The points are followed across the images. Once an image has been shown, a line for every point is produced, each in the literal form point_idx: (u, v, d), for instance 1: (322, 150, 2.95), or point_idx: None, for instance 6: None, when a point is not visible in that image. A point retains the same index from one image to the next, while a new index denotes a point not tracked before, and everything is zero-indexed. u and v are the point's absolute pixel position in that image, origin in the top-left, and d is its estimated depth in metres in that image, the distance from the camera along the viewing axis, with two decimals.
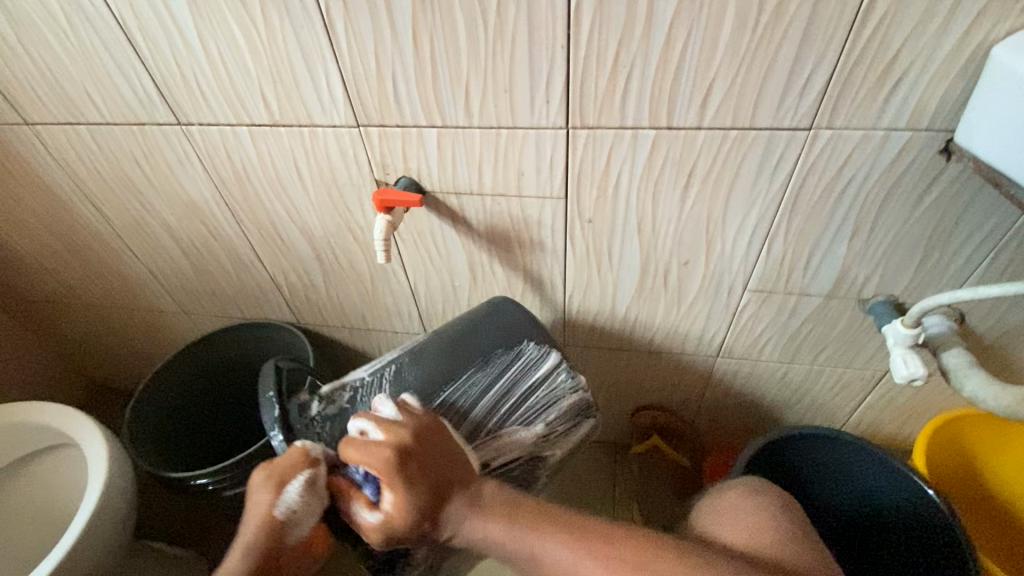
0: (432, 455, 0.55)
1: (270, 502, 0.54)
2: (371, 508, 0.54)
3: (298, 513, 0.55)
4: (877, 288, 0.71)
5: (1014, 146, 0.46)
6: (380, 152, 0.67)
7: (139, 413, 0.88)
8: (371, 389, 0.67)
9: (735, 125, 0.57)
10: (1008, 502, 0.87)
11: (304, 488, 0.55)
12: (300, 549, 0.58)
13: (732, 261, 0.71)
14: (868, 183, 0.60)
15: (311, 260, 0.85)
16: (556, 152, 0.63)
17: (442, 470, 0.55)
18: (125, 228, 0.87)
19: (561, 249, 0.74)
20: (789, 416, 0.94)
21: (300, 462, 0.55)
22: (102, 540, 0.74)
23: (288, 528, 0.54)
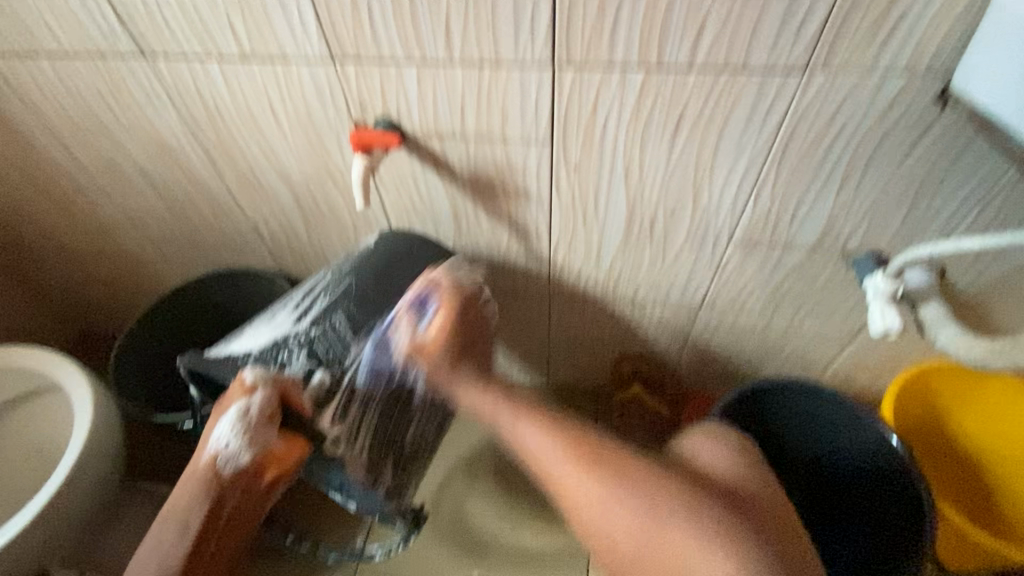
0: (465, 314, 0.73)
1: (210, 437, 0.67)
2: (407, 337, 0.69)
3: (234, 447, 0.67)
4: (862, 241, 0.70)
5: (1014, 91, 0.44)
6: (357, 90, 0.64)
7: (122, 359, 0.89)
8: (327, 337, 0.67)
9: (726, 67, 0.55)
10: (968, 450, 0.91)
11: (238, 414, 0.65)
12: (253, 474, 0.68)
13: (719, 210, 0.70)
14: (861, 131, 0.59)
15: (292, 206, 0.83)
16: (542, 93, 0.60)
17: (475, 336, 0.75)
18: (96, 170, 0.84)
19: (547, 198, 0.73)
20: (768, 367, 0.96)
21: (237, 391, 0.65)
22: (92, 480, 0.76)
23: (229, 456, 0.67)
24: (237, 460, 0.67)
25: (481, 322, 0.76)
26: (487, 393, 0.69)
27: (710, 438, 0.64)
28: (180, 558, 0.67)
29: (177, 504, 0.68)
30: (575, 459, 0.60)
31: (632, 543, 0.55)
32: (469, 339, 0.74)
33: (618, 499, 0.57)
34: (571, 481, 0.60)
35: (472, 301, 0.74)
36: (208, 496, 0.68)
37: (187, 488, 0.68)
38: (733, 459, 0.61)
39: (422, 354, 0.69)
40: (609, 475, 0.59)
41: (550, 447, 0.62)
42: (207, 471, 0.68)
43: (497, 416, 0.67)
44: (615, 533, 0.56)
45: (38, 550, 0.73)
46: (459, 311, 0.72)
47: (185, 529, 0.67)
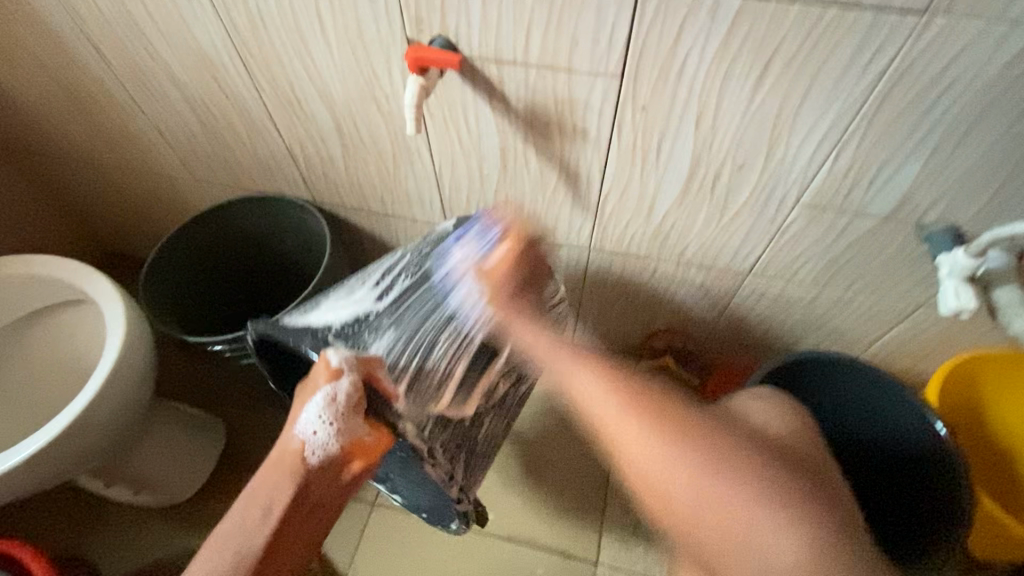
0: (522, 253, 0.64)
1: (295, 425, 0.60)
2: (474, 261, 0.65)
3: (326, 431, 0.59)
4: (941, 214, 0.65)
5: None
6: (414, 2, 0.58)
7: (151, 278, 0.87)
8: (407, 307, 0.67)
9: (837, 1, 0.49)
10: (1005, 443, 0.88)
11: (326, 401, 0.57)
12: (337, 466, 0.61)
13: (792, 168, 0.65)
14: (973, 87, 0.53)
15: (330, 130, 0.78)
16: (620, 19, 0.54)
17: (539, 270, 0.67)
18: (127, 76, 0.80)
19: (605, 140, 0.68)
20: (807, 341, 0.93)
21: (324, 373, 0.58)
22: (124, 394, 0.76)
23: (319, 446, 0.60)
24: (329, 448, 0.60)
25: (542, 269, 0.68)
26: (535, 330, 0.62)
27: (763, 410, 0.60)
28: (264, 546, 0.58)
29: (264, 486, 0.61)
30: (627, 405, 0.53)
31: (683, 489, 0.49)
32: (534, 272, 0.66)
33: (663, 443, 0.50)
34: (617, 426, 0.52)
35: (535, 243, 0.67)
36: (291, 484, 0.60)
37: (268, 480, 0.61)
38: (784, 416, 0.60)
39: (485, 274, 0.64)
40: (664, 428, 0.51)
41: (597, 389, 0.55)
42: (295, 459, 0.60)
43: (535, 351, 0.61)
44: (657, 479, 0.50)
45: (74, 458, 0.74)
46: (523, 249, 0.64)
47: (268, 516, 0.60)
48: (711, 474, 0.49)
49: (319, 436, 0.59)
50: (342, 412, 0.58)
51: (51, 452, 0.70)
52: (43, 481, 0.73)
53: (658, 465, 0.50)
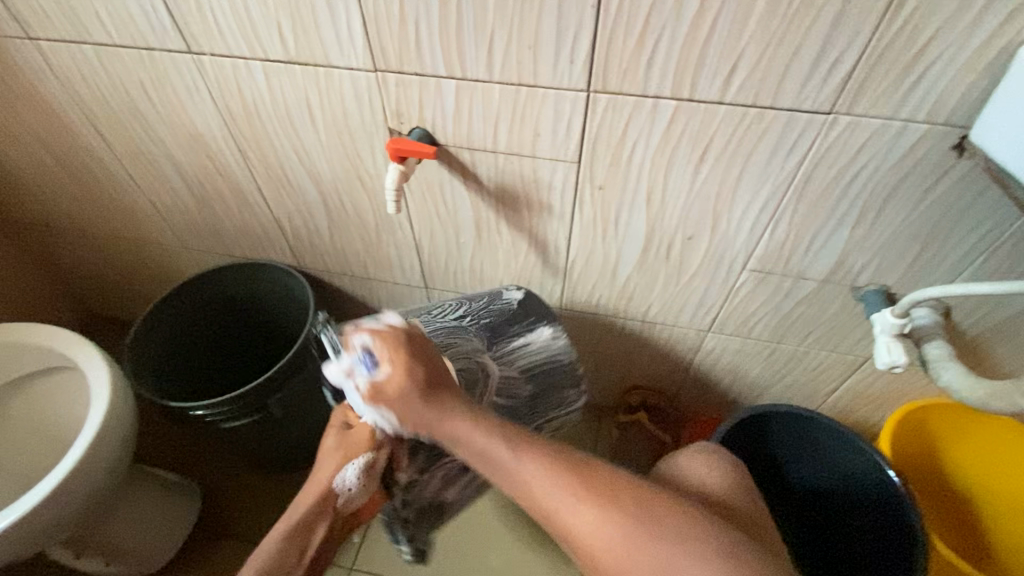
0: (417, 356, 0.58)
1: (331, 471, 0.64)
2: (367, 382, 0.57)
3: (355, 487, 0.65)
4: (872, 277, 0.72)
5: None
6: (395, 99, 0.66)
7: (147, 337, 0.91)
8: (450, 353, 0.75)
9: (756, 103, 0.57)
10: (957, 485, 0.93)
11: (362, 467, 0.64)
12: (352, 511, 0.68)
13: (736, 237, 0.72)
14: (878, 173, 0.61)
15: (317, 204, 0.84)
16: (575, 114, 0.62)
17: (436, 374, 0.58)
18: (128, 156, 0.86)
19: (569, 213, 0.75)
20: (770, 392, 0.98)
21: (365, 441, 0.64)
22: (103, 463, 0.76)
23: (343, 495, 0.66)
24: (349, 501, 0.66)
25: (433, 360, 0.59)
26: (470, 426, 0.54)
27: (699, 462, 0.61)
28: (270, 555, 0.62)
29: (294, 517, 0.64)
30: (566, 487, 0.50)
31: (643, 570, 0.46)
32: (431, 374, 0.57)
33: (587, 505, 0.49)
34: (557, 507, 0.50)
35: (416, 335, 0.60)
36: (321, 530, 0.66)
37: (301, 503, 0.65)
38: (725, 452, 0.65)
39: (377, 396, 0.58)
40: (593, 496, 0.49)
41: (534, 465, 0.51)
42: (319, 491, 0.65)
43: (473, 444, 0.54)
44: (599, 548, 0.49)
45: (46, 530, 0.73)
46: (407, 355, 0.57)
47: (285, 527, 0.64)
48: (636, 538, 0.47)
49: (348, 488, 0.65)
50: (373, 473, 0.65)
51: (22, 525, 0.70)
52: (15, 553, 0.72)
53: (614, 548, 0.48)
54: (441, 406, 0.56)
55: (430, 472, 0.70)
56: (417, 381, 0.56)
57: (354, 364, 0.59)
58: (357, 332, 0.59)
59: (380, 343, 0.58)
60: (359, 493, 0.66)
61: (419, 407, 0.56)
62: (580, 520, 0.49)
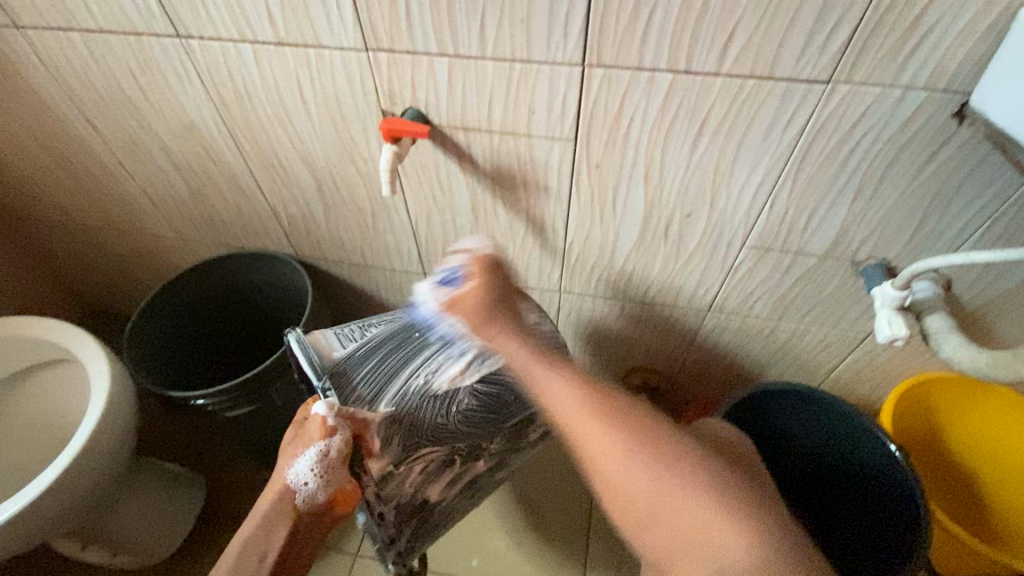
0: (497, 277, 0.64)
1: (287, 466, 0.65)
2: (445, 293, 0.63)
3: (315, 482, 0.64)
4: (872, 251, 0.72)
5: None
6: (387, 79, 0.65)
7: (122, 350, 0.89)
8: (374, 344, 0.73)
9: (753, 74, 0.56)
10: (959, 458, 0.93)
11: (317, 457, 0.63)
12: (326, 505, 0.66)
13: (735, 213, 0.71)
14: (878, 143, 0.60)
15: (312, 191, 0.84)
16: (570, 91, 0.62)
17: (504, 292, 0.64)
18: (120, 146, 0.85)
19: (566, 193, 0.74)
20: (771, 371, 0.98)
21: (320, 430, 0.64)
22: (105, 453, 0.76)
23: (305, 493, 0.65)
24: (314, 498, 0.65)
25: (513, 286, 0.67)
26: (516, 339, 0.61)
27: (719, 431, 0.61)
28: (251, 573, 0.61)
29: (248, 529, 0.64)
30: (598, 411, 0.52)
31: (672, 511, 0.47)
32: (496, 296, 0.63)
33: (612, 428, 0.51)
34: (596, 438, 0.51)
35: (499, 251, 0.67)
36: (284, 531, 0.64)
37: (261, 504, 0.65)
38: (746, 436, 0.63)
39: (450, 303, 0.62)
40: (634, 435, 0.50)
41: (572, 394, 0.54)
42: (279, 489, 0.65)
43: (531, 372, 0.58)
44: (631, 493, 0.48)
45: (50, 521, 0.73)
46: (485, 270, 0.64)
47: (263, 560, 0.62)
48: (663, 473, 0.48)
49: (308, 485, 0.64)
50: (332, 465, 0.64)
51: (25, 516, 0.70)
52: (20, 544, 0.72)
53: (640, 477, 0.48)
54: (494, 309, 0.62)
55: (407, 464, 0.69)
56: (490, 294, 0.63)
57: (440, 278, 0.65)
58: (467, 242, 0.68)
59: (473, 260, 0.64)
60: (320, 490, 0.65)
61: (481, 309, 0.62)
62: (621, 463, 0.49)
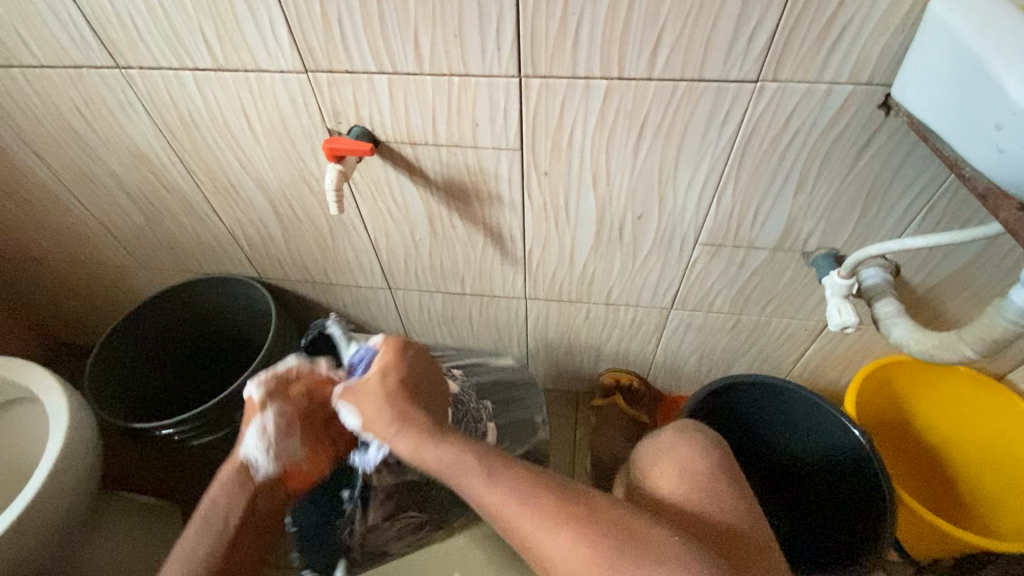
0: (408, 362, 0.65)
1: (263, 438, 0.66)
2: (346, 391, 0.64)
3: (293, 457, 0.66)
4: (820, 242, 0.74)
5: (956, 105, 0.47)
6: (330, 99, 0.65)
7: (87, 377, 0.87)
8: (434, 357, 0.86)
9: (684, 77, 0.58)
10: (924, 439, 0.96)
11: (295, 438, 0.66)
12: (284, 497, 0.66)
13: (684, 213, 0.73)
14: (812, 138, 0.62)
15: (269, 213, 0.83)
16: (510, 101, 0.62)
17: (431, 390, 0.66)
18: (72, 180, 0.84)
19: (519, 202, 0.75)
20: (738, 364, 0.99)
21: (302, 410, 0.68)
22: (70, 491, 0.75)
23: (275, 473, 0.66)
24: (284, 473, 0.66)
25: (436, 373, 0.68)
26: (450, 459, 0.55)
27: (668, 466, 0.62)
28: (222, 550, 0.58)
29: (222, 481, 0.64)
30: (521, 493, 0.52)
31: None
32: (429, 391, 0.65)
33: (577, 541, 0.50)
34: (524, 518, 0.51)
35: (422, 355, 0.68)
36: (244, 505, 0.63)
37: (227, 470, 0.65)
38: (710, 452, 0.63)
39: (347, 397, 0.63)
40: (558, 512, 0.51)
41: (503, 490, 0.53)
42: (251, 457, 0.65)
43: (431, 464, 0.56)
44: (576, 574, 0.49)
45: (15, 565, 0.72)
46: (397, 363, 0.65)
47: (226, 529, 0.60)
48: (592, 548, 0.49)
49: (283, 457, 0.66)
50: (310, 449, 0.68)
51: None
52: None
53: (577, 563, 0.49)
54: (409, 420, 0.59)
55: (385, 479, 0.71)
56: (392, 389, 0.62)
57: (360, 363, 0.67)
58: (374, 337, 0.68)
59: (381, 353, 0.66)
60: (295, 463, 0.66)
61: (394, 408, 0.60)
62: (557, 545, 0.50)
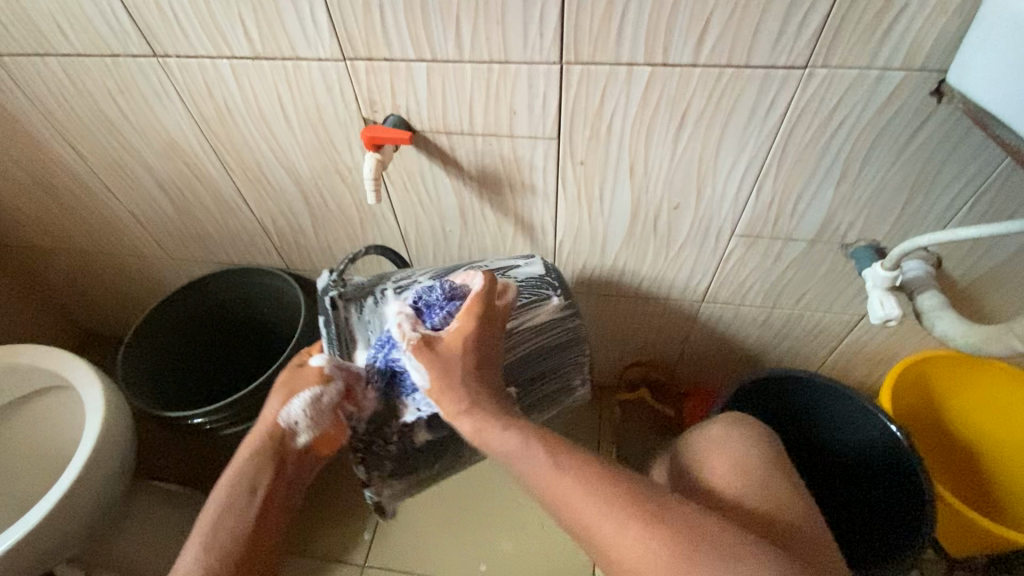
0: (482, 325, 0.62)
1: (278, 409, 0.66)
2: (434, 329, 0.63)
3: (303, 422, 0.66)
4: (860, 234, 0.72)
5: (1019, 90, 0.46)
6: (367, 87, 0.65)
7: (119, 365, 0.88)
8: None
9: (731, 63, 0.56)
10: (960, 435, 0.94)
11: (308, 401, 0.66)
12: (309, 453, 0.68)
13: (722, 203, 0.71)
14: (858, 126, 0.60)
15: (300, 203, 0.83)
16: (549, 89, 0.62)
17: (490, 354, 0.62)
18: (105, 169, 0.85)
19: (553, 192, 0.74)
20: (768, 358, 0.98)
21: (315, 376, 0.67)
22: (106, 478, 0.76)
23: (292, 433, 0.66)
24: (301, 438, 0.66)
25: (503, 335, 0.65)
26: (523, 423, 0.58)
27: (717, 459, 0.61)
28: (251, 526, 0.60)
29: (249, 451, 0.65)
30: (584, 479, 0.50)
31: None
32: (486, 353, 0.62)
33: (648, 530, 0.47)
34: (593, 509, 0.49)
35: (499, 310, 0.65)
36: (270, 471, 0.64)
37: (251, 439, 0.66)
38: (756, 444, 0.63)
39: (428, 344, 0.61)
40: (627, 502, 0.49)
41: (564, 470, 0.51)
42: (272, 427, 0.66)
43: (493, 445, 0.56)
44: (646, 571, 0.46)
45: (54, 548, 0.73)
46: (476, 315, 0.62)
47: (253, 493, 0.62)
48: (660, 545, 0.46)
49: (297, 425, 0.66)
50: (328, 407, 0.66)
51: (30, 546, 0.70)
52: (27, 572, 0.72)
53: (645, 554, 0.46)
54: (475, 380, 0.59)
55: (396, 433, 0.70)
56: (473, 359, 0.60)
57: (407, 317, 0.65)
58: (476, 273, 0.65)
59: (466, 305, 0.63)
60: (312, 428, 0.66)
61: (470, 376, 0.59)
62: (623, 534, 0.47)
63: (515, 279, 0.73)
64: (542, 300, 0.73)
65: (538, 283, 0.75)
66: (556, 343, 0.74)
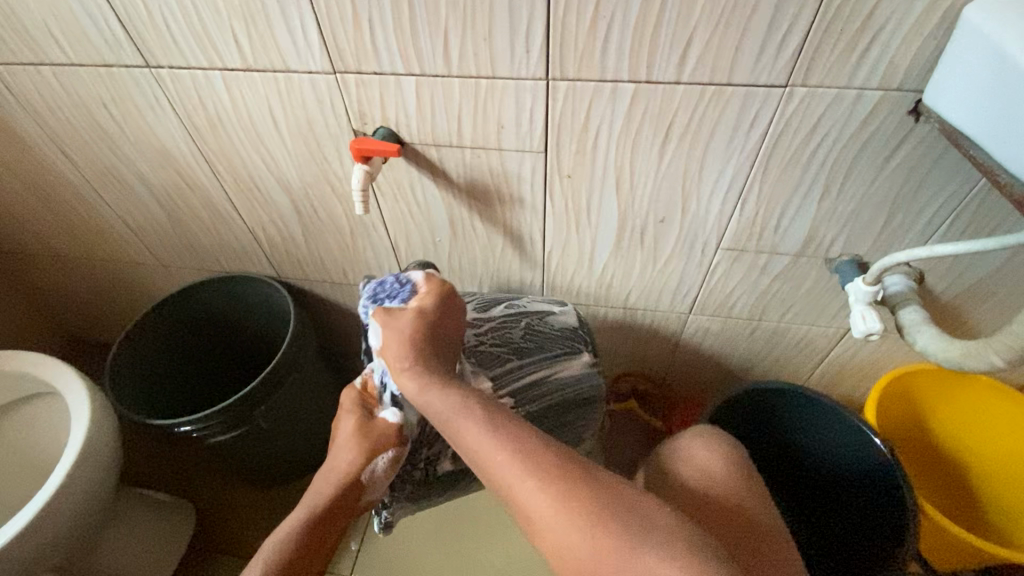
0: (442, 308, 0.64)
1: (356, 464, 0.65)
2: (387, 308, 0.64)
3: (377, 475, 0.68)
4: (844, 248, 0.73)
5: (989, 111, 0.47)
6: (357, 100, 0.66)
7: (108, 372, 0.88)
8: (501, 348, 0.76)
9: (713, 81, 0.58)
10: (945, 449, 0.94)
11: (388, 459, 0.67)
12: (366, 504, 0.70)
13: (707, 217, 0.72)
14: (838, 144, 0.62)
15: (291, 213, 0.84)
16: (536, 103, 0.63)
17: (451, 339, 0.64)
18: (97, 177, 0.85)
19: (541, 205, 0.75)
20: (756, 370, 0.98)
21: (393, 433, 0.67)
22: (90, 486, 0.76)
23: (366, 487, 0.68)
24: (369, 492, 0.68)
25: (461, 329, 0.66)
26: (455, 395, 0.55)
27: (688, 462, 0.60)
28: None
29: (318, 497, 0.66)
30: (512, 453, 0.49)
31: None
32: (448, 332, 0.63)
33: (558, 493, 0.46)
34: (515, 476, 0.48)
35: (451, 295, 0.66)
36: (334, 523, 0.66)
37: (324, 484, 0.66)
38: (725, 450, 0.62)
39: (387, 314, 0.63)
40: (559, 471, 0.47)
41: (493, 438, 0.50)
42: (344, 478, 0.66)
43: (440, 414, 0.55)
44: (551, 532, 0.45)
45: (36, 558, 0.72)
46: (435, 297, 0.64)
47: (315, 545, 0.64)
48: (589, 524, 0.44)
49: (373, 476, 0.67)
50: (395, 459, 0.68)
51: (11, 556, 0.69)
52: None
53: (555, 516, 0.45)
54: (433, 363, 0.59)
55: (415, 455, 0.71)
56: (426, 319, 0.62)
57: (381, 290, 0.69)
58: (416, 273, 0.68)
59: (426, 285, 0.66)
60: (380, 480, 0.68)
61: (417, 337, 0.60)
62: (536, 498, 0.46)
63: (550, 328, 0.79)
64: (574, 352, 0.78)
65: (571, 337, 0.80)
66: (578, 396, 0.78)
